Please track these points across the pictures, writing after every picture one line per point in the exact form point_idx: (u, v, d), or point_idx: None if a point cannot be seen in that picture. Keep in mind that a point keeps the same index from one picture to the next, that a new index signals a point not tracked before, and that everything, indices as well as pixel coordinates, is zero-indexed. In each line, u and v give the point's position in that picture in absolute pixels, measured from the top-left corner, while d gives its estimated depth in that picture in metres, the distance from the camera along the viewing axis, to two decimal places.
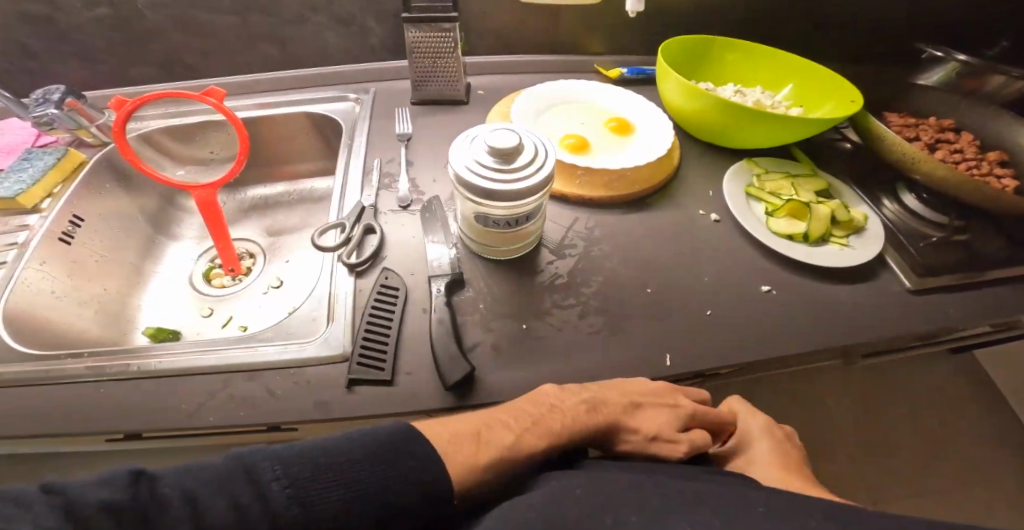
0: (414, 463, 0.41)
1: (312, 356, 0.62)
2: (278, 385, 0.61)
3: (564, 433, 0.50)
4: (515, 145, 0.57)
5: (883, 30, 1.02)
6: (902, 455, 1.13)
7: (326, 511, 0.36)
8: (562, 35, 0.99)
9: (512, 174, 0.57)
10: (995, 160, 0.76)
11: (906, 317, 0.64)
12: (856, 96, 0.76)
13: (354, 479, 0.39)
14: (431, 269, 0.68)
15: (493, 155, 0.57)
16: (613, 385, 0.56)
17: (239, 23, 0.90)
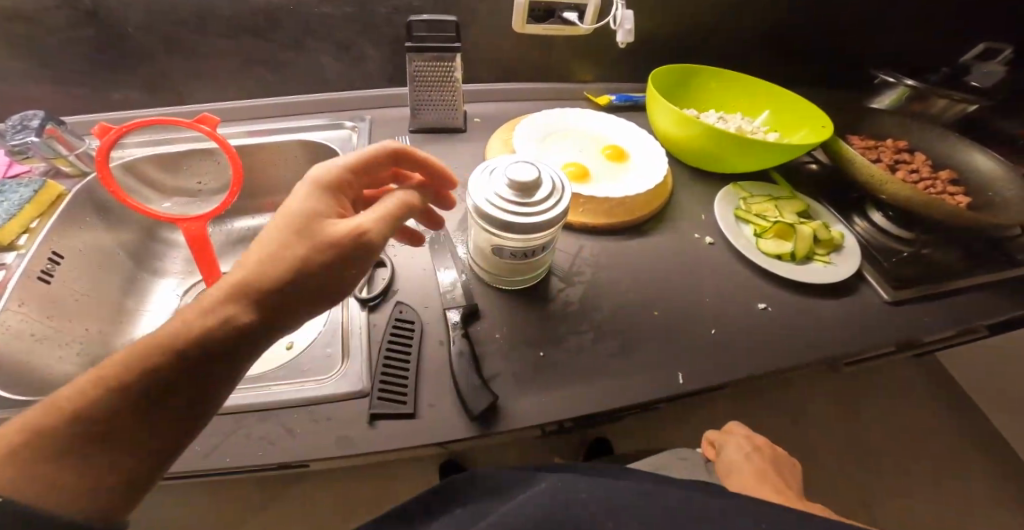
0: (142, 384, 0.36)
1: (330, 393, 0.62)
2: (296, 424, 0.59)
3: (265, 289, 0.41)
4: (534, 179, 0.59)
5: (845, 61, 1.11)
6: (878, 453, 1.21)
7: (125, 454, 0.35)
8: (556, 63, 1.04)
9: (531, 208, 0.59)
10: (947, 178, 0.83)
11: (889, 328, 0.70)
12: (827, 123, 0.82)
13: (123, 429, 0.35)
14: (446, 301, 0.69)
15: (513, 188, 0.59)
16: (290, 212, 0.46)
17: (232, 47, 0.88)
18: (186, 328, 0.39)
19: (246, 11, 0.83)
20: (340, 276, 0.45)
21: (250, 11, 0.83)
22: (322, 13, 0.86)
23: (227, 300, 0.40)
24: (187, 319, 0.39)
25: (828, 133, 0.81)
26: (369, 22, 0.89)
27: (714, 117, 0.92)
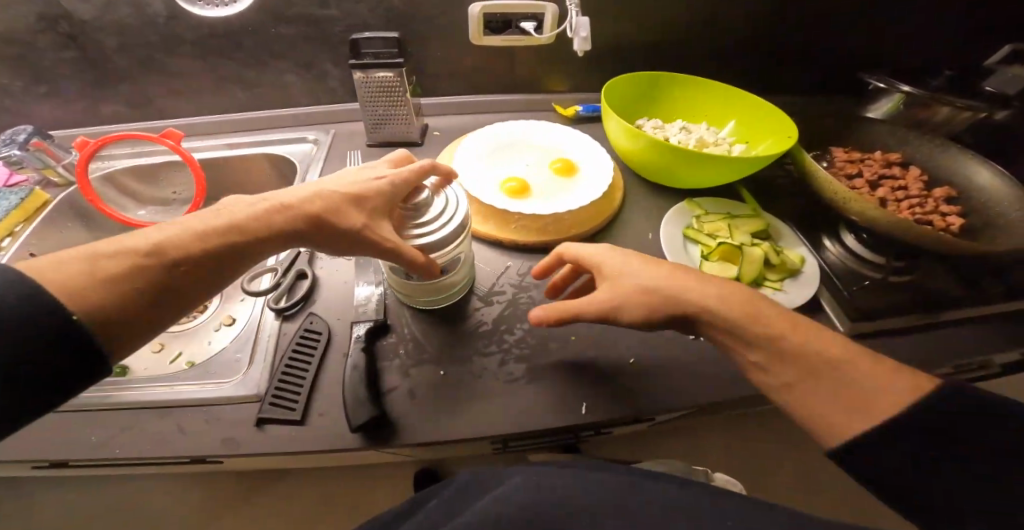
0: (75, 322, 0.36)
1: (226, 396, 0.63)
2: (190, 425, 0.61)
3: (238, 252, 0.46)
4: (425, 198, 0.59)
5: (843, 67, 1.01)
6: None
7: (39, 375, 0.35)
8: (521, 75, 0.99)
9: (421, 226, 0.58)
10: (941, 197, 0.72)
11: None
12: (791, 131, 0.75)
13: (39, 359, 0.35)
14: (358, 314, 0.69)
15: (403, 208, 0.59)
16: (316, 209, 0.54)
17: (202, 66, 0.94)
18: (192, 239, 0.44)
19: (209, 33, 0.88)
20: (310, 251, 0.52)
21: (213, 32, 0.88)
22: (280, 33, 0.89)
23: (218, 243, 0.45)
24: (194, 236, 0.44)
25: (790, 144, 0.74)
26: (326, 39, 0.91)
27: (677, 127, 0.85)
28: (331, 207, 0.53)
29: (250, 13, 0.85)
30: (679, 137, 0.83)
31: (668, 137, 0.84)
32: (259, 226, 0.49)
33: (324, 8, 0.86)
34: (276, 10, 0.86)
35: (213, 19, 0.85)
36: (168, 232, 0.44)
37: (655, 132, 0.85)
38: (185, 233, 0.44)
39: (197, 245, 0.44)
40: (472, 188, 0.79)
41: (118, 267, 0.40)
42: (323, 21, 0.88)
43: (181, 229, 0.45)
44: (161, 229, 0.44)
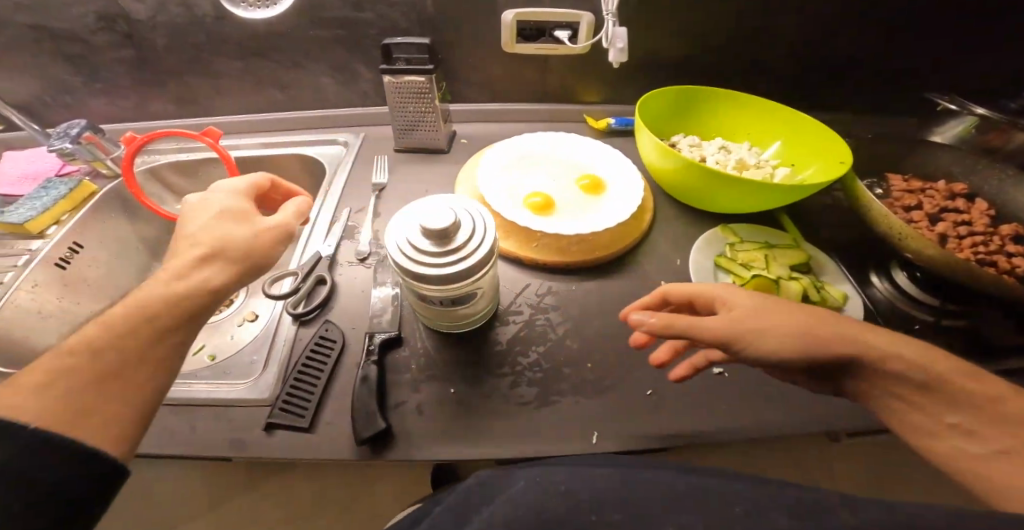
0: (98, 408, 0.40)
1: (238, 398, 0.63)
2: (200, 422, 0.62)
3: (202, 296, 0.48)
4: (448, 226, 0.55)
5: (906, 85, 0.93)
6: None
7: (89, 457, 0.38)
8: (554, 84, 0.97)
9: (443, 259, 0.56)
10: (1008, 234, 0.65)
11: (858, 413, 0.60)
12: (845, 157, 0.69)
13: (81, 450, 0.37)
14: (372, 324, 0.69)
15: (430, 232, 0.55)
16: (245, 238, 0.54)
17: (243, 67, 0.96)
18: (104, 333, 0.42)
19: (251, 35, 0.90)
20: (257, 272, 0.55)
21: (254, 35, 0.90)
22: (318, 36, 0.91)
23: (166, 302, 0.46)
24: (109, 327, 0.43)
25: (842, 171, 0.68)
26: (361, 43, 0.92)
27: (715, 147, 0.81)
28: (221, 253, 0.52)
29: (289, 17, 0.87)
30: (717, 156, 0.79)
31: (705, 156, 0.80)
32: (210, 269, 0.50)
33: (360, 13, 0.87)
34: (314, 15, 0.87)
35: (254, 22, 0.87)
36: (83, 338, 0.42)
37: (691, 150, 0.81)
38: (101, 333, 0.42)
39: (100, 339, 0.42)
40: (496, 203, 0.78)
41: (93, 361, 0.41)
42: (359, 26, 0.89)
43: (99, 325, 0.43)
44: (82, 330, 0.43)
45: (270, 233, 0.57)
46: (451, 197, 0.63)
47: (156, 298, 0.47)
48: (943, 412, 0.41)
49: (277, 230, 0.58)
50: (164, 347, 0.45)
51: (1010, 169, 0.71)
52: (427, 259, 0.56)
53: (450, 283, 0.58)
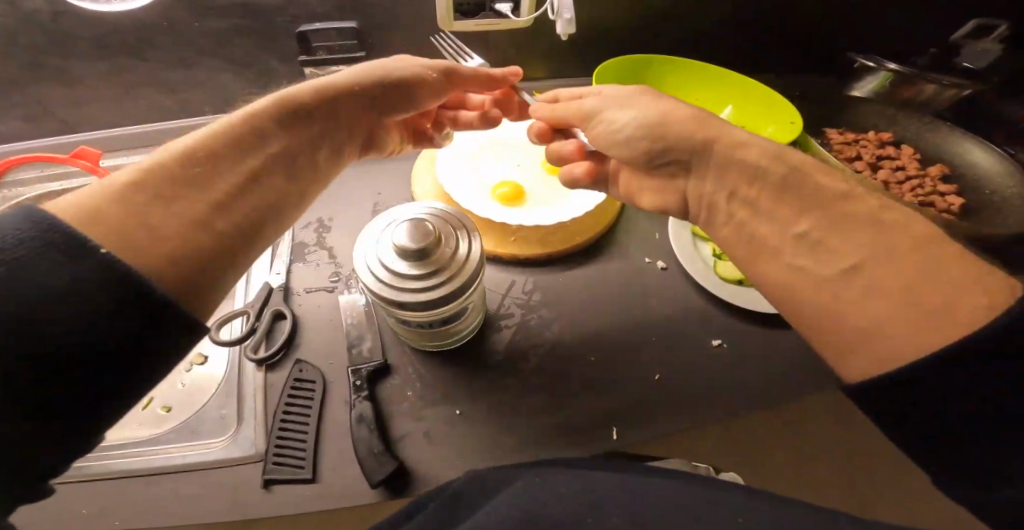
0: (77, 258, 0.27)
1: (219, 458, 0.57)
2: (186, 490, 0.55)
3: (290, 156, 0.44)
4: (427, 244, 0.48)
5: (830, 38, 0.98)
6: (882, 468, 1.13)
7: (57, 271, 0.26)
8: (495, 61, 0.91)
9: (422, 282, 0.48)
10: (936, 175, 0.72)
11: None
12: (796, 118, 0.73)
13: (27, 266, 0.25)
14: (352, 357, 0.62)
15: (409, 250, 0.47)
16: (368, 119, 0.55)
17: (113, 69, 0.80)
18: (222, 133, 0.40)
19: (113, 30, 0.74)
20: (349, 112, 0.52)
21: (119, 30, 0.74)
22: (210, 28, 0.76)
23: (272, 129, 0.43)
24: (224, 131, 0.40)
25: (798, 130, 0.71)
26: (269, 33, 0.78)
27: None
28: (285, 112, 0.45)
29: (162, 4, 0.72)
30: None
31: None
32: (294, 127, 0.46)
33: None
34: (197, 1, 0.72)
35: (117, 14, 0.71)
36: (192, 140, 0.39)
37: None
38: (201, 143, 0.38)
39: (204, 148, 0.38)
40: (465, 201, 0.72)
41: (219, 218, 0.36)
42: (262, 13, 0.75)
43: (228, 122, 0.42)
44: (195, 131, 0.40)
45: (348, 98, 0.51)
46: (416, 204, 0.55)
47: (246, 125, 0.42)
48: (800, 222, 0.40)
49: (352, 88, 0.51)
50: (289, 147, 0.44)
51: (928, 117, 0.77)
52: (415, 279, 0.48)
53: (430, 311, 0.50)
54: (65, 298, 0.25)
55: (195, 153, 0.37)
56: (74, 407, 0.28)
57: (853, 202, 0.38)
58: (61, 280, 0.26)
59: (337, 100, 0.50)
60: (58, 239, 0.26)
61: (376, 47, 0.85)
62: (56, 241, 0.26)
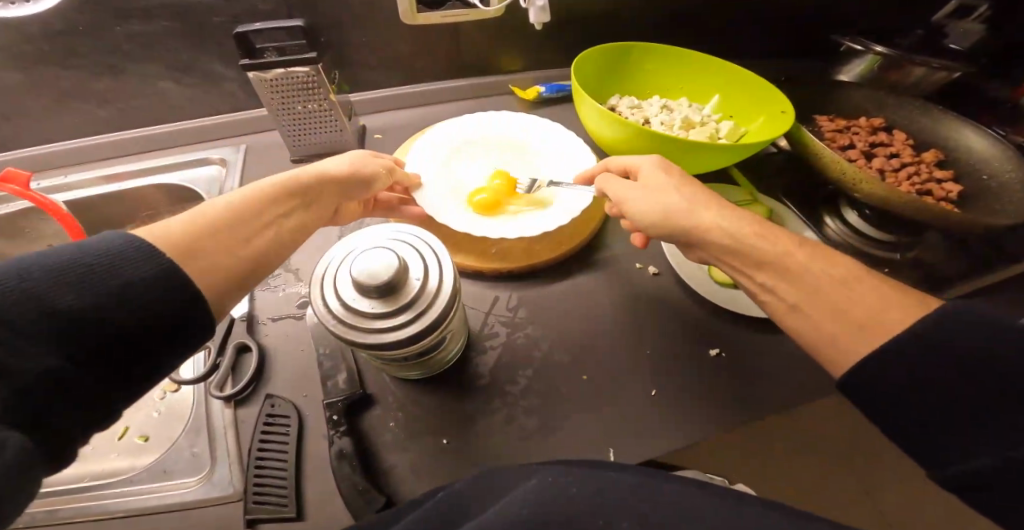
0: (121, 289, 0.32)
1: (196, 499, 0.52)
2: None
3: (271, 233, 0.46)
4: (396, 275, 0.43)
5: (814, 19, 0.94)
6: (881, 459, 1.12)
7: (102, 293, 0.31)
8: (465, 55, 0.85)
9: (393, 319, 0.43)
10: (932, 161, 0.69)
11: None
12: (785, 107, 0.68)
13: (85, 287, 0.31)
14: (325, 391, 0.56)
15: (376, 286, 0.42)
16: (335, 189, 0.55)
17: (33, 80, 0.72)
18: (249, 199, 0.45)
19: (24, 37, 0.67)
20: (317, 197, 0.53)
21: (32, 36, 0.67)
22: (136, 31, 0.70)
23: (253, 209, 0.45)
24: (253, 199, 0.46)
25: (790, 121, 0.66)
26: (206, 35, 0.73)
27: (657, 107, 0.75)
28: (302, 187, 0.50)
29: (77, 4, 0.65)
30: (661, 117, 0.74)
31: (648, 118, 0.74)
32: (279, 203, 0.48)
33: None
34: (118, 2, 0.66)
35: (26, 18, 0.64)
36: (231, 201, 0.44)
37: (632, 112, 0.75)
38: (229, 209, 0.43)
39: (231, 213, 0.43)
40: (440, 210, 0.67)
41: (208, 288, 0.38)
42: (195, 12, 0.70)
43: (259, 189, 0.47)
44: (228, 195, 0.45)
45: (355, 183, 0.57)
46: (383, 229, 0.51)
47: (269, 196, 0.47)
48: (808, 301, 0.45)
49: (360, 174, 0.57)
50: (293, 221, 0.49)
51: (920, 100, 0.74)
52: (378, 317, 0.43)
53: (409, 347, 0.45)
54: (153, 289, 0.33)
55: (223, 218, 0.42)
56: (108, 389, 0.32)
57: (791, 260, 0.47)
58: (148, 276, 0.33)
59: (343, 185, 0.55)
60: (145, 245, 0.34)
61: (335, 45, 0.78)
62: (145, 246, 0.34)
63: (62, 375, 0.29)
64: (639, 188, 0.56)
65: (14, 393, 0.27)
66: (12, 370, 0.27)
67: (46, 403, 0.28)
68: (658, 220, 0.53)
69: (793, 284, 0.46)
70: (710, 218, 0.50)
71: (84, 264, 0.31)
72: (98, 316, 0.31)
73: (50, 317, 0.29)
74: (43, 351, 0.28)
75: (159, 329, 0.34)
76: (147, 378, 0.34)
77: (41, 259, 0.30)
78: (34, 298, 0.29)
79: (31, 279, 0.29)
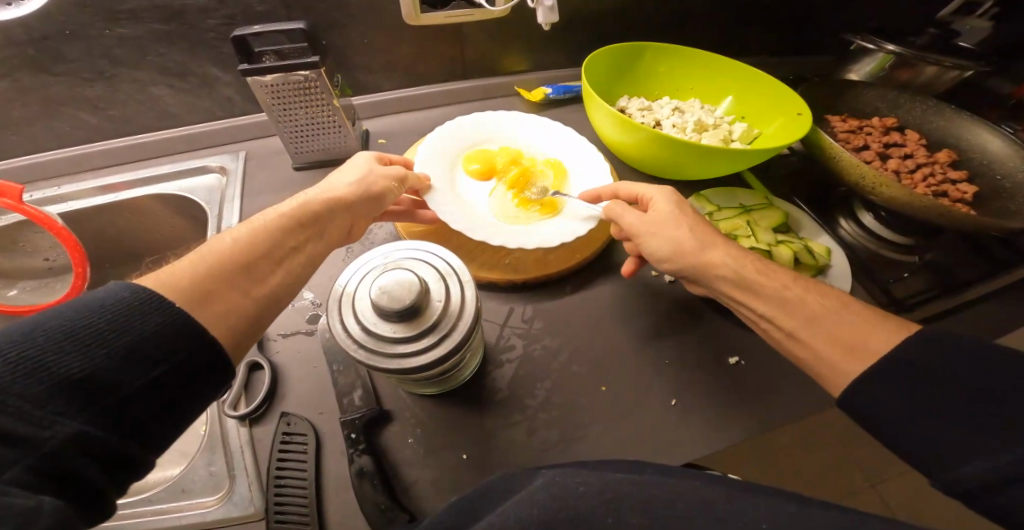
0: (133, 345, 0.31)
1: (217, 520, 0.51)
2: None
3: (284, 262, 0.44)
4: (418, 299, 0.43)
5: (821, 16, 0.93)
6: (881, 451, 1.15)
7: (113, 352, 0.30)
8: (468, 56, 0.83)
9: (417, 342, 0.43)
10: (945, 161, 0.69)
11: None
12: (802, 108, 0.68)
13: (94, 348, 0.30)
14: (341, 408, 0.55)
15: (399, 309, 0.42)
16: (348, 208, 0.53)
17: (16, 87, 0.69)
18: (256, 234, 0.43)
19: (4, 42, 0.63)
20: (328, 219, 0.50)
21: (13, 41, 0.63)
22: (125, 34, 0.67)
23: (263, 238, 0.43)
24: (259, 233, 0.43)
25: (809, 123, 0.66)
26: (200, 38, 0.70)
27: (668, 109, 0.75)
28: (310, 215, 0.49)
29: (61, 6, 0.61)
30: (673, 119, 0.73)
31: (659, 121, 0.74)
32: (287, 230, 0.46)
33: None
34: (105, 5, 0.63)
35: (6, 22, 0.60)
36: (236, 237, 0.42)
37: (643, 114, 0.74)
38: (239, 245, 0.41)
39: (240, 251, 0.41)
40: (451, 215, 0.66)
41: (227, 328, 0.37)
42: (188, 15, 0.67)
43: (265, 222, 0.45)
44: (234, 229, 0.43)
45: (363, 199, 0.54)
46: (393, 246, 0.50)
47: (278, 228, 0.45)
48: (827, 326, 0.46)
49: (366, 190, 0.55)
50: (306, 253, 0.47)
51: (932, 99, 0.74)
52: (400, 342, 0.43)
53: (434, 369, 0.45)
54: (165, 338, 0.32)
55: (231, 255, 0.40)
56: (137, 444, 0.31)
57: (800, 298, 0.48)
58: (156, 325, 0.32)
59: (351, 205, 0.53)
60: (149, 294, 0.33)
61: (336, 48, 0.76)
62: (148, 295, 0.33)
63: (90, 436, 0.29)
64: (650, 222, 0.55)
65: (40, 461, 0.27)
66: (36, 439, 0.27)
67: (75, 465, 0.28)
68: (674, 256, 0.53)
69: (791, 313, 0.48)
70: (720, 255, 0.52)
71: (88, 323, 0.30)
72: (114, 374, 0.30)
73: (66, 384, 0.28)
74: (66, 416, 0.28)
75: (174, 378, 0.33)
76: (174, 426, 0.34)
77: (41, 323, 0.30)
78: (43, 366, 0.28)
79: (34, 346, 0.28)
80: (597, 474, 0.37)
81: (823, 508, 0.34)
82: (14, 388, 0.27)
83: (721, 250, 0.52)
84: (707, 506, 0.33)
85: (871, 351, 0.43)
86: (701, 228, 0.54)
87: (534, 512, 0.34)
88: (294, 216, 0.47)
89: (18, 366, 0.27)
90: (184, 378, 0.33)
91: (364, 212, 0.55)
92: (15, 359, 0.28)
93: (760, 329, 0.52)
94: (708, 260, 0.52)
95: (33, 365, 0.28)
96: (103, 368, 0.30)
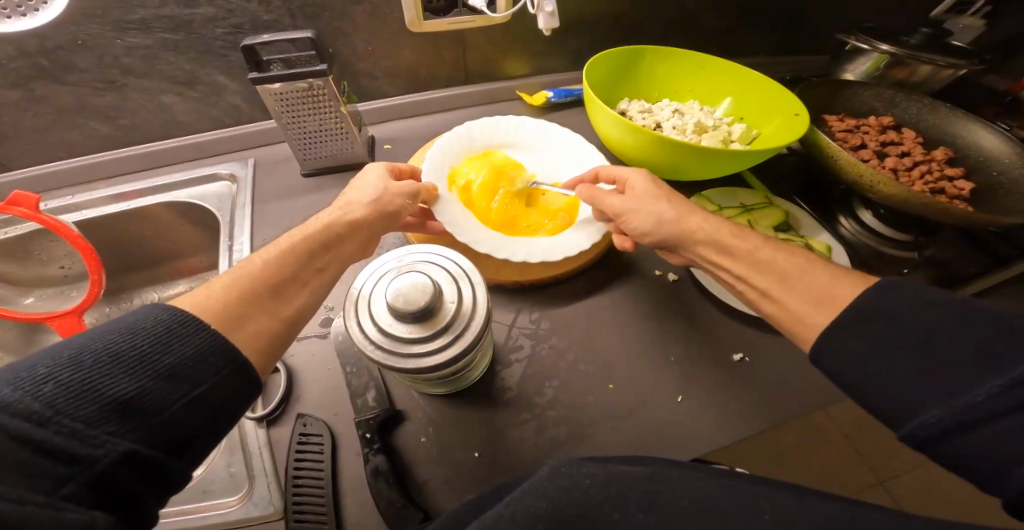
0: (173, 367, 0.33)
1: (239, 519, 0.53)
2: None
3: (309, 286, 0.46)
4: (431, 302, 0.45)
5: (819, 19, 0.95)
6: (878, 444, 1.18)
7: (154, 374, 0.32)
8: (472, 63, 0.85)
9: (432, 344, 0.45)
10: (942, 159, 0.71)
11: None
12: (800, 109, 0.69)
13: (137, 370, 0.32)
14: (356, 408, 0.56)
15: (414, 312, 0.44)
16: (366, 225, 0.55)
17: (28, 97, 0.70)
18: (285, 258, 0.46)
19: (16, 53, 0.64)
20: (344, 239, 0.52)
21: (24, 52, 0.64)
22: (134, 43, 0.68)
23: (286, 259, 0.46)
24: (288, 257, 0.46)
25: (806, 124, 0.67)
26: (207, 47, 0.72)
27: (668, 110, 0.76)
28: (332, 237, 0.51)
29: (71, 16, 0.63)
30: (675, 119, 0.75)
31: (659, 122, 0.75)
32: (307, 247, 0.48)
33: (192, 7, 0.66)
34: (113, 14, 0.64)
35: (18, 33, 0.62)
36: (267, 260, 0.44)
37: (643, 116, 0.76)
38: (268, 269, 0.44)
39: (270, 275, 0.44)
40: (457, 228, 0.67)
41: (255, 342, 0.39)
42: (195, 24, 0.68)
43: (290, 244, 0.47)
44: (263, 250, 0.46)
45: (379, 219, 0.56)
46: (406, 249, 0.52)
47: (303, 251, 0.47)
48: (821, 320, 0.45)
49: (382, 211, 0.56)
50: (327, 272, 0.49)
51: (926, 97, 0.75)
52: (416, 342, 0.45)
53: (448, 368, 0.46)
54: (203, 359, 0.35)
55: (261, 280, 0.43)
56: (179, 460, 0.33)
57: None
58: (195, 347, 0.35)
59: (368, 222, 0.55)
60: (187, 318, 0.35)
61: (342, 58, 0.78)
62: (186, 319, 0.35)
63: (139, 454, 0.30)
64: (632, 198, 0.58)
65: (94, 479, 0.28)
66: (89, 458, 0.28)
67: (123, 480, 0.29)
68: (656, 228, 0.56)
69: (764, 273, 0.50)
70: (699, 221, 0.55)
71: (131, 345, 0.32)
72: (156, 397, 0.32)
73: (114, 405, 0.30)
74: (116, 435, 0.29)
75: (214, 397, 0.35)
76: (211, 441, 0.35)
77: (85, 346, 0.31)
78: (93, 387, 0.30)
79: (83, 369, 0.30)
80: (605, 464, 0.39)
81: (824, 500, 0.35)
82: (66, 408, 0.28)
83: (699, 218, 0.55)
84: (713, 497, 0.35)
85: (836, 301, 0.44)
86: (676, 199, 0.57)
87: (544, 506, 0.35)
88: (312, 237, 0.49)
89: (68, 388, 0.29)
90: (222, 396, 0.35)
91: (380, 225, 0.57)
92: (65, 382, 0.29)
93: (737, 292, 0.54)
94: (688, 227, 0.55)
95: (83, 388, 0.29)
96: (148, 389, 0.32)
